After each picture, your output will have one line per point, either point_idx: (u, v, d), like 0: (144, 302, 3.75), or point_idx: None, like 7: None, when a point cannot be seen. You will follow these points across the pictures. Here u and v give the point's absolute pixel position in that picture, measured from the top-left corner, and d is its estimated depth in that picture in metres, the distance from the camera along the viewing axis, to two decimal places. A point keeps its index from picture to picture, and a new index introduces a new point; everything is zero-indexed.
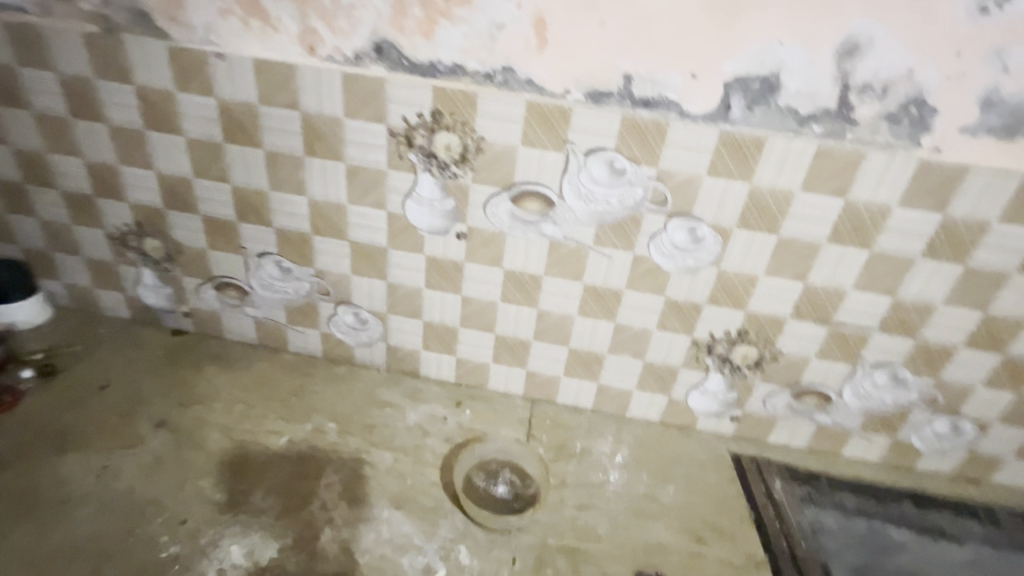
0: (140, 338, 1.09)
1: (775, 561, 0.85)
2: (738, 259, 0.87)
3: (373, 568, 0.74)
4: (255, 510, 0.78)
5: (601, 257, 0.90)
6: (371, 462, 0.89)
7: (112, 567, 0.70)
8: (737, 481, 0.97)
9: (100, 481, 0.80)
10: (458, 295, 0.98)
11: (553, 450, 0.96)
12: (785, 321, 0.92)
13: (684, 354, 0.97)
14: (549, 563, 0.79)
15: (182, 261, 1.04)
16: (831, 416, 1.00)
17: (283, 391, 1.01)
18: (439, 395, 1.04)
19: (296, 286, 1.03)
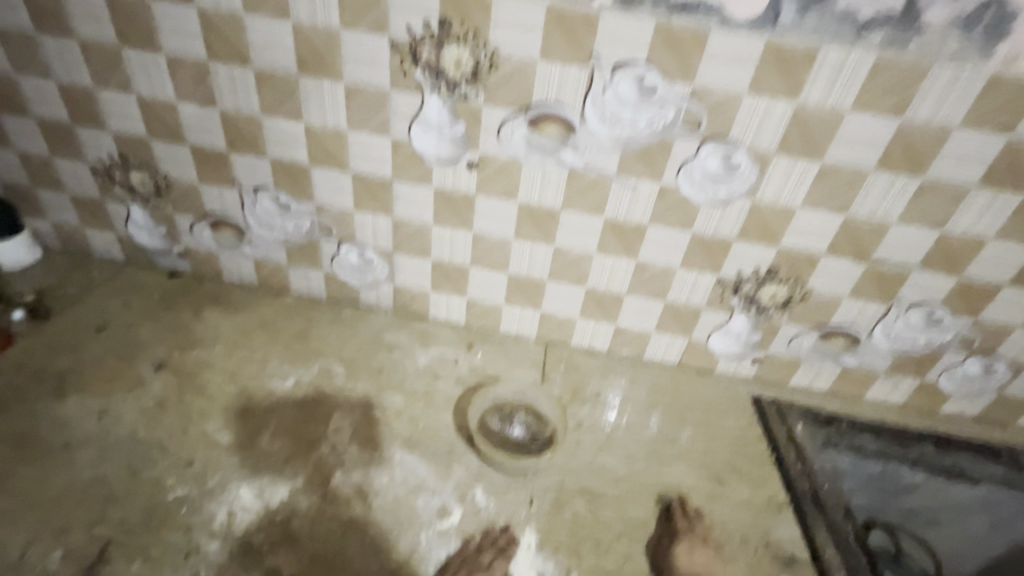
0: (134, 280, 1.04)
1: (796, 499, 0.82)
2: (774, 190, 0.80)
3: (388, 509, 0.71)
4: (264, 453, 0.75)
5: (624, 189, 0.83)
6: (382, 404, 0.86)
7: (117, 509, 0.67)
8: (757, 422, 0.94)
9: (101, 423, 0.77)
10: (468, 232, 0.91)
11: (569, 393, 0.93)
12: (819, 259, 0.86)
13: (708, 294, 0.92)
14: (567, 503, 0.76)
15: (173, 196, 0.97)
16: (858, 358, 0.96)
17: (287, 333, 0.96)
18: (449, 339, 1.00)
19: (296, 224, 0.96)
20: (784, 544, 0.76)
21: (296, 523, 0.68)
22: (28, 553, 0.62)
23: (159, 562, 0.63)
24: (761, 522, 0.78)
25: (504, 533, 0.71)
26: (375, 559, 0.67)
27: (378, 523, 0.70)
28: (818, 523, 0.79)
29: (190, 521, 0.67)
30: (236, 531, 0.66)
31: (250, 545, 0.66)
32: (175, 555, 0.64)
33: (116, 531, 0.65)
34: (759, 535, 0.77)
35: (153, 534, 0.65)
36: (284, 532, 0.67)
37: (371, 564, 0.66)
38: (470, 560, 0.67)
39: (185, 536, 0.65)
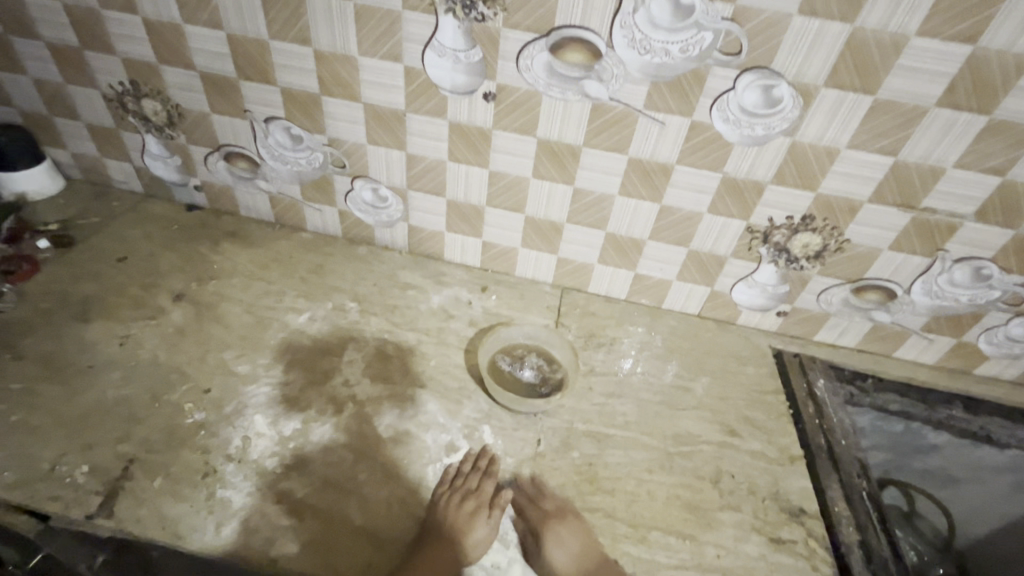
0: (154, 212, 1.05)
1: (810, 453, 0.80)
2: (818, 127, 0.73)
3: (397, 442, 0.72)
4: (278, 383, 0.77)
5: (652, 124, 0.77)
6: (395, 342, 0.86)
7: (140, 429, 0.69)
8: (777, 375, 0.92)
9: (124, 349, 0.79)
10: (484, 169, 0.87)
11: (583, 339, 0.91)
12: (860, 206, 0.79)
13: (736, 241, 0.87)
14: (575, 445, 0.76)
15: (185, 127, 0.95)
16: (892, 314, 0.91)
17: (302, 269, 0.96)
18: (464, 280, 0.99)
19: (309, 157, 0.93)
20: (793, 497, 0.74)
21: (307, 450, 0.69)
22: (58, 464, 0.64)
23: (177, 479, 0.64)
24: (774, 474, 0.76)
25: (489, 463, 0.72)
26: (383, 488, 0.67)
27: (387, 455, 0.71)
28: (831, 478, 0.77)
29: (206, 443, 0.68)
30: (250, 456, 0.68)
31: (263, 468, 0.67)
32: (192, 474, 0.65)
33: (139, 450, 0.67)
34: (768, 485, 0.75)
35: (173, 454, 0.67)
36: (296, 458, 0.68)
37: (379, 492, 0.67)
38: (457, 482, 0.69)
39: (202, 457, 0.67)
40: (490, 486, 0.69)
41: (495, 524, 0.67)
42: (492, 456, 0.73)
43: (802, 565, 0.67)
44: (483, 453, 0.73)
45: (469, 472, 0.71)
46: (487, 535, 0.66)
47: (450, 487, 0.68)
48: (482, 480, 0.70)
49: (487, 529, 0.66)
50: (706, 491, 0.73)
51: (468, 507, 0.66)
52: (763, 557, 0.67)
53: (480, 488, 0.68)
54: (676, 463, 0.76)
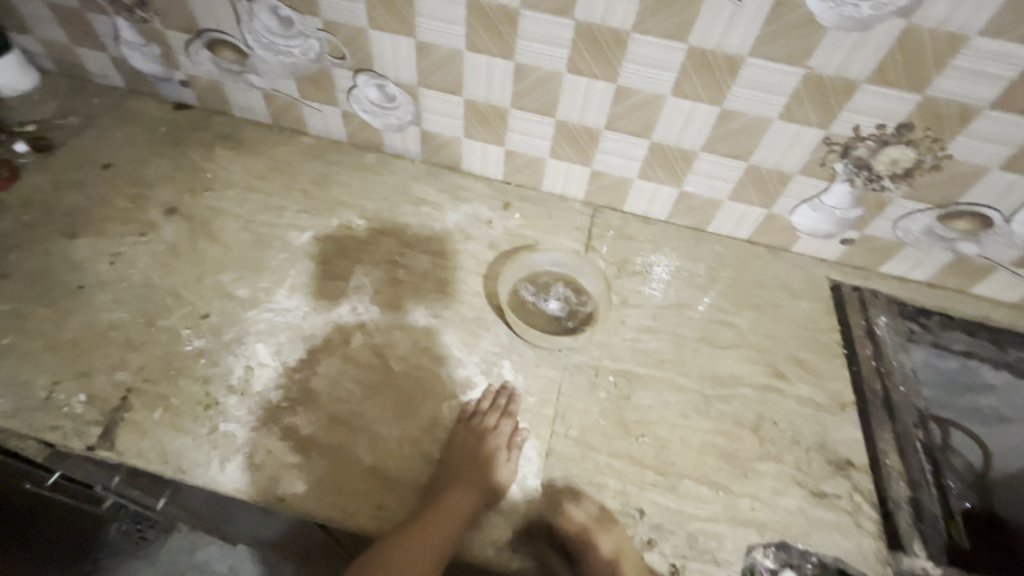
0: (139, 112, 0.94)
1: (863, 401, 0.72)
2: (946, 5, 0.55)
3: (410, 376, 0.67)
4: (281, 309, 0.71)
5: (723, 2, 0.60)
6: (407, 266, 0.78)
7: (137, 357, 0.65)
8: (832, 312, 0.82)
9: (115, 269, 0.73)
10: (509, 61, 0.72)
11: (616, 266, 0.82)
12: (977, 114, 0.63)
13: (807, 155, 0.73)
14: (602, 384, 0.69)
15: (158, 7, 0.80)
16: (980, 245, 0.78)
17: (304, 180, 0.86)
18: (484, 195, 0.88)
19: (302, 46, 0.79)
20: (841, 448, 0.67)
21: (313, 383, 0.65)
22: (54, 393, 0.61)
23: (178, 411, 0.61)
24: (821, 422, 0.69)
25: (509, 402, 0.66)
26: (395, 426, 0.63)
27: (399, 391, 0.66)
28: (884, 428, 0.70)
29: (207, 374, 0.64)
30: (253, 388, 0.63)
31: (268, 402, 0.62)
32: (194, 405, 0.61)
33: (137, 379, 0.63)
34: (813, 434, 0.68)
35: (173, 385, 0.63)
36: (302, 392, 0.64)
37: (392, 430, 0.63)
38: (473, 422, 0.64)
39: (203, 388, 0.63)
40: (509, 426, 0.64)
41: (515, 464, 0.62)
42: (513, 393, 0.67)
43: (844, 522, 0.62)
44: (503, 390, 0.67)
45: (487, 410, 0.65)
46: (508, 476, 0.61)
47: (467, 428, 0.63)
48: (500, 419, 0.64)
49: (507, 470, 0.61)
50: (743, 440, 0.67)
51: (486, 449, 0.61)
52: (802, 512, 0.62)
53: (498, 428, 0.63)
54: (714, 404, 0.69)
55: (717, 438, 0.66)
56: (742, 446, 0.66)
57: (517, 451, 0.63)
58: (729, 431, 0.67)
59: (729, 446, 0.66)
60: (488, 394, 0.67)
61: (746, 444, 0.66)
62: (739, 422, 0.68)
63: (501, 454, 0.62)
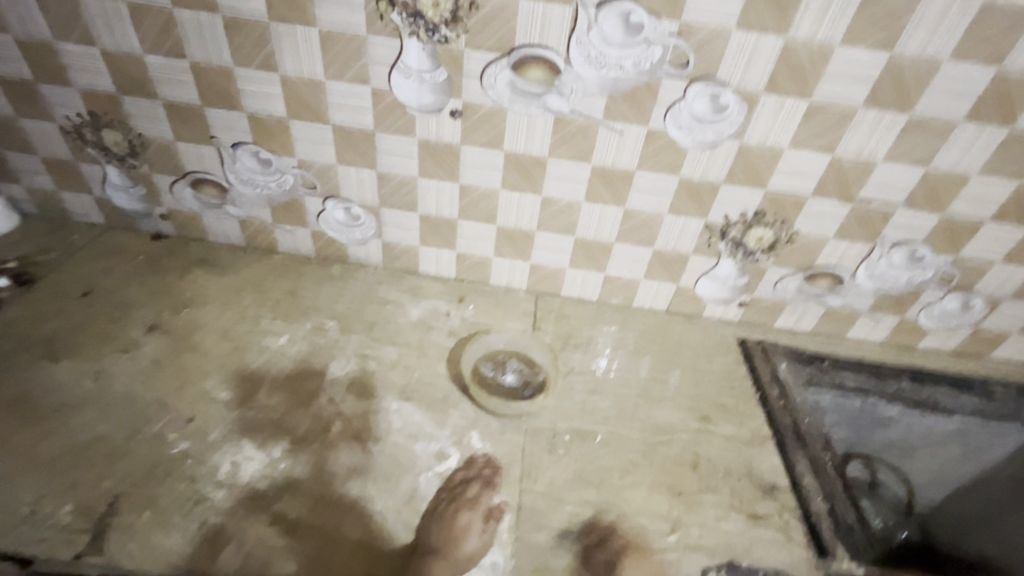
0: (118, 244, 1.02)
1: (778, 434, 0.85)
2: (763, 130, 0.79)
3: (387, 454, 0.74)
4: (263, 407, 0.77)
5: (612, 134, 0.82)
6: (377, 357, 0.87)
7: (122, 464, 0.68)
8: (743, 363, 0.97)
9: (98, 385, 0.77)
10: (455, 182, 0.90)
11: (561, 340, 0.95)
12: (806, 200, 0.86)
13: (696, 239, 0.93)
14: (559, 443, 0.79)
15: (149, 156, 0.94)
16: (841, 297, 0.98)
17: (278, 291, 0.97)
18: (441, 292, 1.01)
19: (279, 180, 0.94)
20: (766, 475, 0.79)
21: (298, 470, 0.70)
22: (40, 507, 0.64)
23: (167, 510, 0.65)
24: (747, 455, 0.81)
25: (491, 473, 0.73)
26: (377, 501, 0.69)
27: (378, 469, 0.72)
28: (798, 455, 0.82)
29: (194, 472, 0.69)
30: (240, 480, 0.68)
31: (255, 492, 0.68)
32: (182, 503, 0.66)
33: (123, 485, 0.67)
34: (742, 466, 0.80)
35: (160, 486, 0.67)
36: (287, 479, 0.69)
37: (375, 505, 0.69)
38: (457, 490, 0.71)
39: (191, 487, 0.67)
40: (487, 496, 0.70)
41: (488, 534, 0.68)
42: (494, 464, 0.75)
43: (778, 537, 0.72)
44: (484, 461, 0.75)
45: (470, 479, 0.72)
46: (479, 545, 0.67)
47: (450, 495, 0.70)
48: (480, 489, 0.71)
49: (479, 540, 0.67)
50: (684, 479, 0.77)
51: (465, 517, 0.67)
52: (743, 533, 0.72)
53: (476, 498, 0.70)
54: (657, 449, 0.80)
55: (663, 481, 0.76)
56: (686, 486, 0.76)
57: (493, 522, 0.69)
58: (672, 473, 0.77)
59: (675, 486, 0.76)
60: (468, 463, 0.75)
61: (687, 483, 0.77)
62: (679, 463, 0.79)
63: (477, 524, 0.68)
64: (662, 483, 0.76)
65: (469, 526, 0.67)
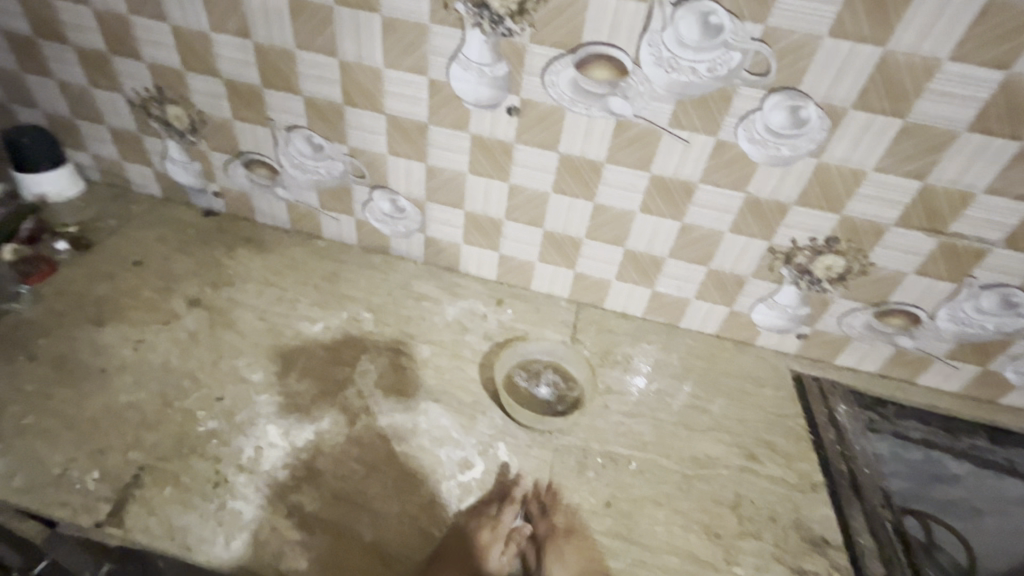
0: (171, 216, 1.05)
1: (833, 483, 0.78)
2: (846, 148, 0.72)
3: (410, 456, 0.71)
4: (291, 393, 0.76)
5: (676, 142, 0.77)
6: (409, 354, 0.85)
7: (151, 437, 0.69)
8: (796, 400, 0.90)
9: (137, 354, 0.78)
10: (504, 182, 0.87)
11: (599, 355, 0.90)
12: (886, 230, 0.78)
13: (757, 262, 0.86)
14: (590, 465, 0.74)
15: (207, 133, 0.95)
16: (915, 339, 0.89)
17: (318, 277, 0.96)
18: (479, 293, 0.98)
19: (329, 166, 0.93)
20: (815, 527, 0.73)
21: (319, 462, 0.69)
22: (69, 470, 0.64)
23: (188, 488, 0.64)
24: (794, 501, 0.75)
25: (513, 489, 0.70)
26: (397, 504, 0.66)
27: (400, 471, 0.69)
28: (854, 509, 0.75)
29: (218, 453, 0.68)
30: (262, 466, 0.67)
31: (275, 480, 0.66)
32: (203, 483, 0.65)
33: (149, 458, 0.66)
34: (788, 514, 0.73)
35: (183, 462, 0.67)
36: (308, 471, 0.68)
37: (392, 508, 0.66)
38: (479, 509, 0.68)
39: (213, 467, 0.67)
40: (509, 517, 0.68)
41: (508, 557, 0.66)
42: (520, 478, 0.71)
43: None
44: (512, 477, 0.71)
45: (493, 498, 0.69)
46: (498, 567, 0.65)
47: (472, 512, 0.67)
48: (502, 507, 0.68)
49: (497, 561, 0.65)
50: (725, 522, 0.71)
51: (483, 538, 0.65)
52: None
53: (496, 517, 0.67)
54: (695, 485, 0.75)
55: (701, 519, 0.71)
56: (727, 530, 0.70)
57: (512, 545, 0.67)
58: (712, 514, 0.72)
59: (713, 530, 0.70)
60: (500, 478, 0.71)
61: (729, 527, 0.71)
62: (718, 504, 0.73)
63: (498, 546, 0.66)
64: (700, 523, 0.71)
65: (487, 547, 0.65)
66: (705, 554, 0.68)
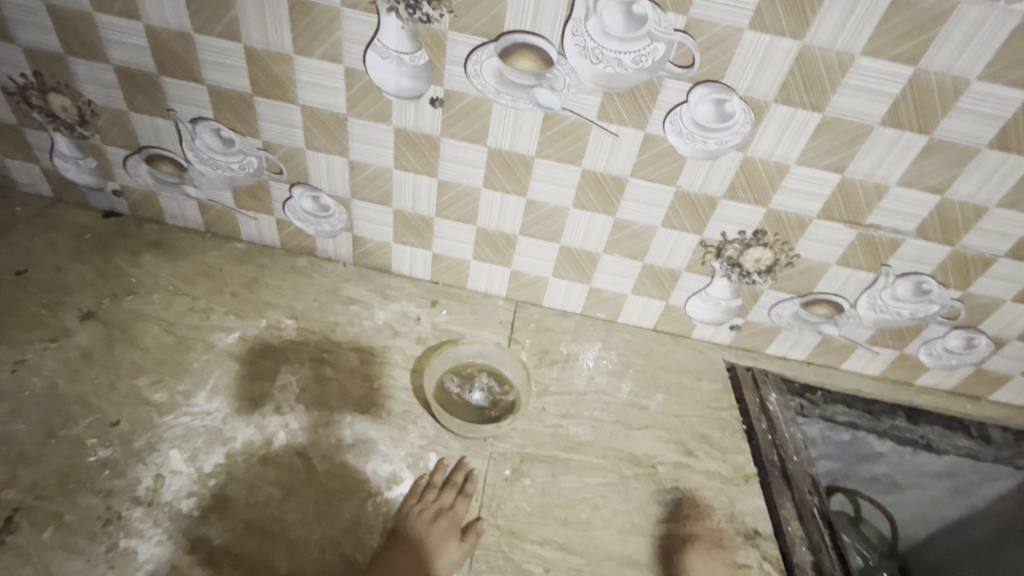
0: (65, 219, 0.93)
1: (764, 472, 0.81)
2: (770, 142, 0.72)
3: (334, 474, 0.68)
4: (201, 412, 0.70)
5: (605, 136, 0.75)
6: (335, 363, 0.80)
7: (29, 472, 0.62)
8: (730, 390, 0.92)
9: (17, 377, 0.70)
10: (433, 177, 0.83)
11: (538, 355, 0.88)
12: (809, 222, 0.79)
13: (690, 255, 0.86)
14: (525, 472, 0.73)
15: (100, 125, 0.85)
16: (839, 327, 0.92)
17: (235, 282, 0.89)
18: (413, 294, 0.93)
19: (241, 162, 0.86)
20: (749, 519, 0.75)
21: (230, 489, 0.64)
22: None
23: (72, 529, 0.59)
24: (727, 494, 0.77)
25: (465, 484, 0.70)
26: (316, 529, 0.63)
27: (323, 491, 0.66)
28: (784, 497, 0.78)
29: (110, 485, 0.62)
30: (162, 497, 0.62)
31: (177, 512, 0.62)
32: (91, 522, 0.60)
33: (27, 496, 0.60)
34: (722, 507, 0.76)
35: (69, 499, 0.60)
36: (216, 499, 0.63)
37: (312, 534, 0.63)
38: (428, 496, 0.68)
39: (104, 502, 0.61)
40: (463, 507, 0.68)
41: (467, 548, 0.65)
42: (470, 473, 0.72)
43: None
44: (459, 468, 0.71)
45: (444, 486, 0.69)
46: (457, 553, 0.64)
47: (420, 503, 0.67)
48: (456, 497, 0.68)
49: (459, 551, 0.64)
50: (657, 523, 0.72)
51: (438, 525, 0.65)
52: None
53: (452, 507, 0.67)
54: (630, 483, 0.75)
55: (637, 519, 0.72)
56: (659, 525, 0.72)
57: (468, 531, 0.66)
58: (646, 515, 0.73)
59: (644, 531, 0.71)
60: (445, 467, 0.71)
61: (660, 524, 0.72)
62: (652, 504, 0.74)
63: (454, 532, 0.65)
64: (635, 522, 0.72)
65: (447, 534, 0.64)
66: (634, 549, 0.69)
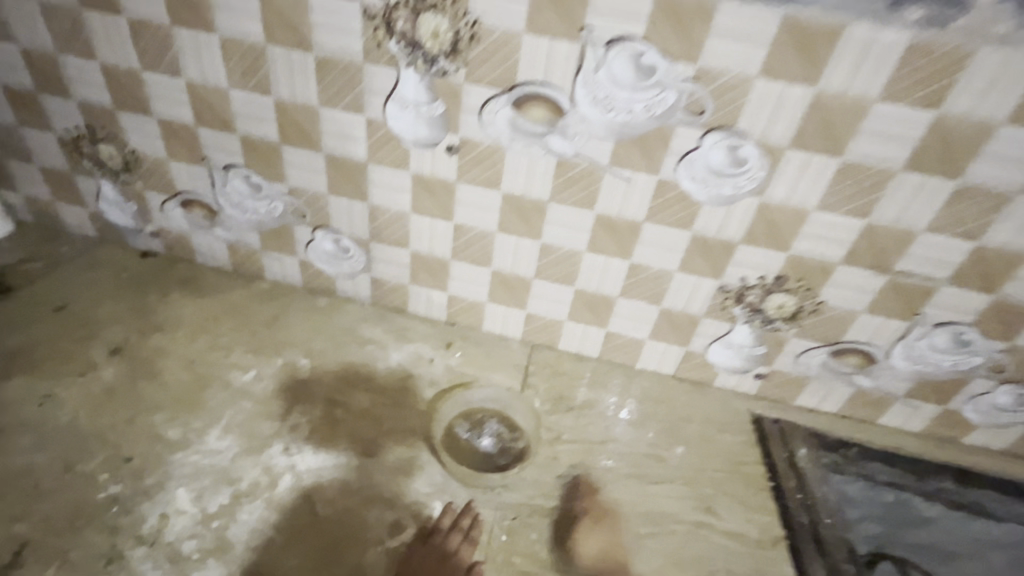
0: (106, 259, 0.99)
1: (793, 536, 0.76)
2: (787, 187, 0.71)
3: (337, 521, 0.67)
4: (211, 451, 0.71)
5: (618, 182, 0.75)
6: (346, 404, 0.80)
7: (42, 506, 0.65)
8: (756, 444, 0.87)
9: (43, 411, 0.73)
10: (449, 222, 0.84)
11: (552, 402, 0.86)
12: (833, 268, 0.77)
13: (709, 301, 0.84)
14: (532, 525, 0.71)
15: (142, 172, 0.91)
16: (873, 378, 0.87)
17: (256, 320, 0.91)
18: (429, 335, 0.93)
19: (268, 206, 0.90)
20: None
21: (231, 531, 0.65)
22: None
23: (74, 566, 0.61)
24: (746, 558, 0.73)
25: (471, 528, 0.69)
26: None
27: (325, 538, 0.66)
28: (816, 565, 0.74)
29: (116, 522, 0.64)
30: (165, 537, 0.64)
31: (178, 553, 0.63)
32: (93, 560, 0.62)
33: (36, 531, 0.63)
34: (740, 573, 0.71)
35: (77, 535, 0.63)
36: (216, 541, 0.64)
37: None
38: (434, 541, 0.67)
39: (109, 540, 0.63)
40: (468, 554, 0.67)
41: None
42: (476, 518, 0.70)
43: None
44: (467, 512, 0.70)
45: (449, 530, 0.68)
46: None
47: (427, 547, 0.66)
48: (462, 542, 0.67)
49: None
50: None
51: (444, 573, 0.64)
52: None
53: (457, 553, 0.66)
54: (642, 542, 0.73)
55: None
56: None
57: None
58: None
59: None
60: (450, 512, 0.70)
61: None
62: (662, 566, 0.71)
63: None
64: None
65: None
66: None
